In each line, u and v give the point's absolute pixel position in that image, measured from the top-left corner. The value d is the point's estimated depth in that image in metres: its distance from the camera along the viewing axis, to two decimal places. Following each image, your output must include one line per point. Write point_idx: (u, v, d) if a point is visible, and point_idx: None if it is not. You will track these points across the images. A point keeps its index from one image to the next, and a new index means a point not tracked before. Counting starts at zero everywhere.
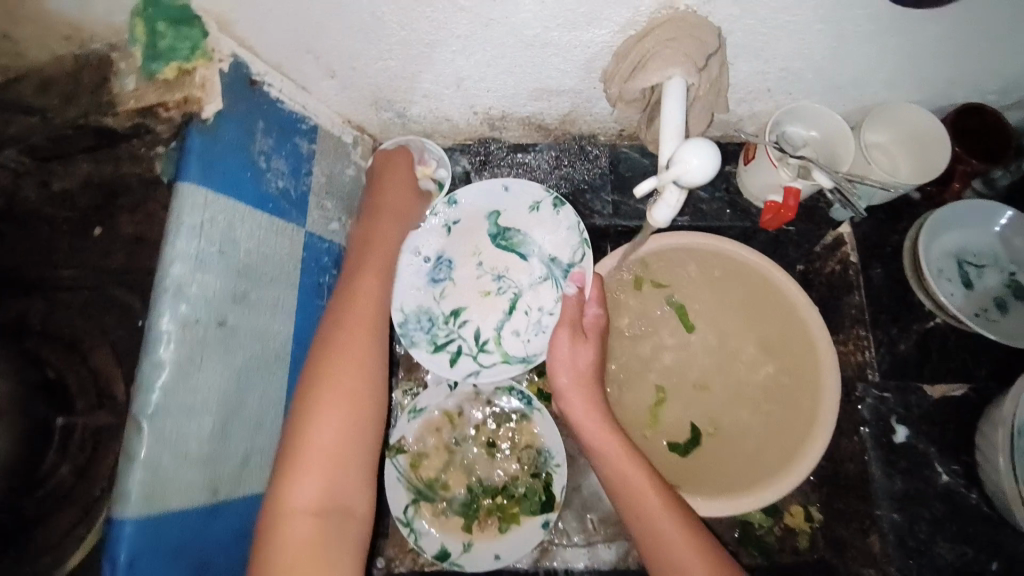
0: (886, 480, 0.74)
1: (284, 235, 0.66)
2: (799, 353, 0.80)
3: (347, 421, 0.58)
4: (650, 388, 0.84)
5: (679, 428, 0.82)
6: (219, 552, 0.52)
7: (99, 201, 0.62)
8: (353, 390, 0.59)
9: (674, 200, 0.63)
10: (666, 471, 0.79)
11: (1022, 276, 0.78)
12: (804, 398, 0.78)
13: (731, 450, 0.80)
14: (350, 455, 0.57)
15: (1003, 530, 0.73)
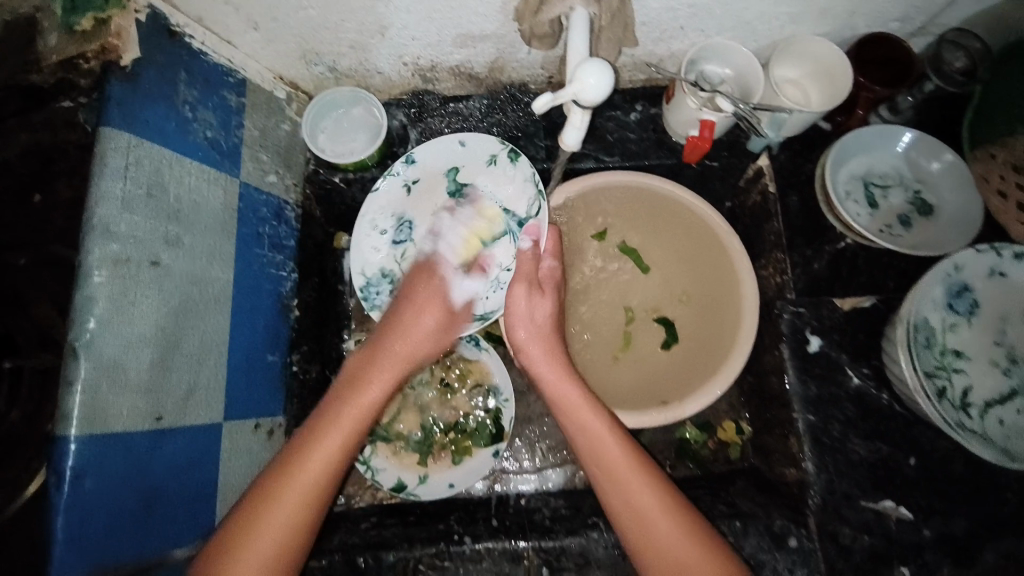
0: (801, 386, 0.83)
1: (218, 184, 0.70)
2: (717, 259, 0.87)
3: (322, 484, 0.61)
4: (618, 313, 0.90)
5: (652, 343, 0.88)
6: (170, 473, 0.60)
7: (36, 167, 0.66)
8: (341, 452, 0.63)
9: (578, 122, 0.61)
10: (660, 387, 0.85)
11: (926, 194, 0.84)
12: (729, 294, 0.85)
13: (695, 340, 0.87)
14: (308, 531, 0.61)
15: (917, 427, 0.81)
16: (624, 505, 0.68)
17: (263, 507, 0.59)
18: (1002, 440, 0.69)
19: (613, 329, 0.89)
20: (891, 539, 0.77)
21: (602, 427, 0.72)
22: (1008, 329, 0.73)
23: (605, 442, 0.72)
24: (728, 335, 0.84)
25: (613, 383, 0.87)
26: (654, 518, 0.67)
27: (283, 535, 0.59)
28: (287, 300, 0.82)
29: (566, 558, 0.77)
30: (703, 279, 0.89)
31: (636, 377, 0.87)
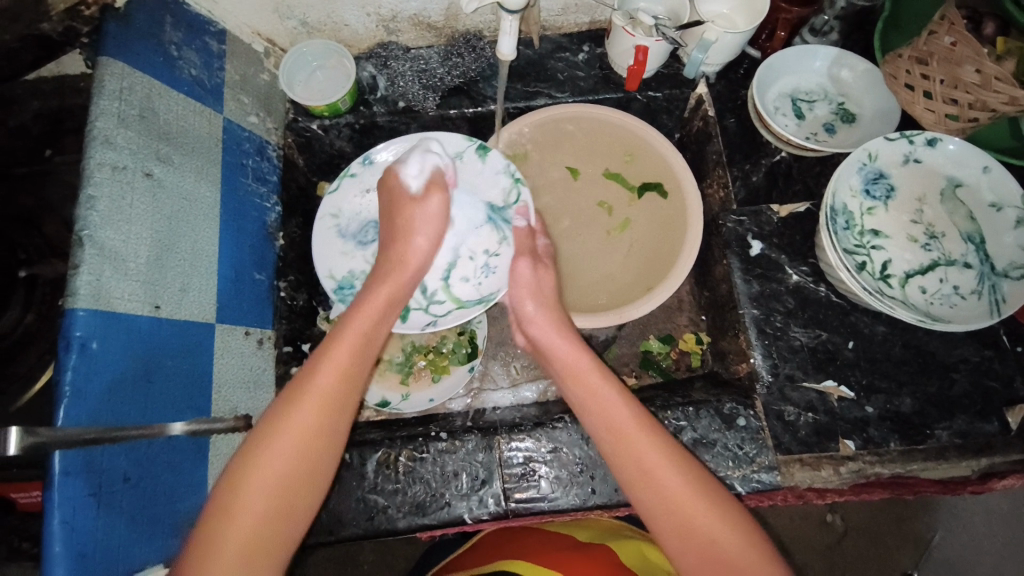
0: (745, 285, 0.90)
1: (202, 116, 0.80)
2: (640, 149, 0.99)
3: (324, 419, 0.64)
4: (598, 212, 1.00)
5: (641, 223, 0.98)
6: (167, 356, 0.67)
7: (49, 128, 0.85)
8: (333, 394, 0.66)
9: (511, 30, 0.74)
10: (664, 252, 0.95)
11: (848, 104, 0.93)
12: (660, 165, 0.98)
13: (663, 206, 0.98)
14: (317, 468, 0.63)
15: (855, 313, 0.87)
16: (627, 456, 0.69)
17: (267, 444, 0.62)
18: (923, 305, 0.76)
19: (603, 221, 0.99)
20: (834, 416, 0.82)
21: (602, 385, 0.74)
22: (925, 209, 0.80)
23: (604, 397, 0.73)
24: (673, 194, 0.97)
25: (606, 273, 0.97)
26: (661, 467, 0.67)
27: (292, 468, 0.61)
28: (273, 229, 0.91)
29: (533, 448, 0.82)
30: (636, 171, 1.00)
31: (637, 244, 0.97)
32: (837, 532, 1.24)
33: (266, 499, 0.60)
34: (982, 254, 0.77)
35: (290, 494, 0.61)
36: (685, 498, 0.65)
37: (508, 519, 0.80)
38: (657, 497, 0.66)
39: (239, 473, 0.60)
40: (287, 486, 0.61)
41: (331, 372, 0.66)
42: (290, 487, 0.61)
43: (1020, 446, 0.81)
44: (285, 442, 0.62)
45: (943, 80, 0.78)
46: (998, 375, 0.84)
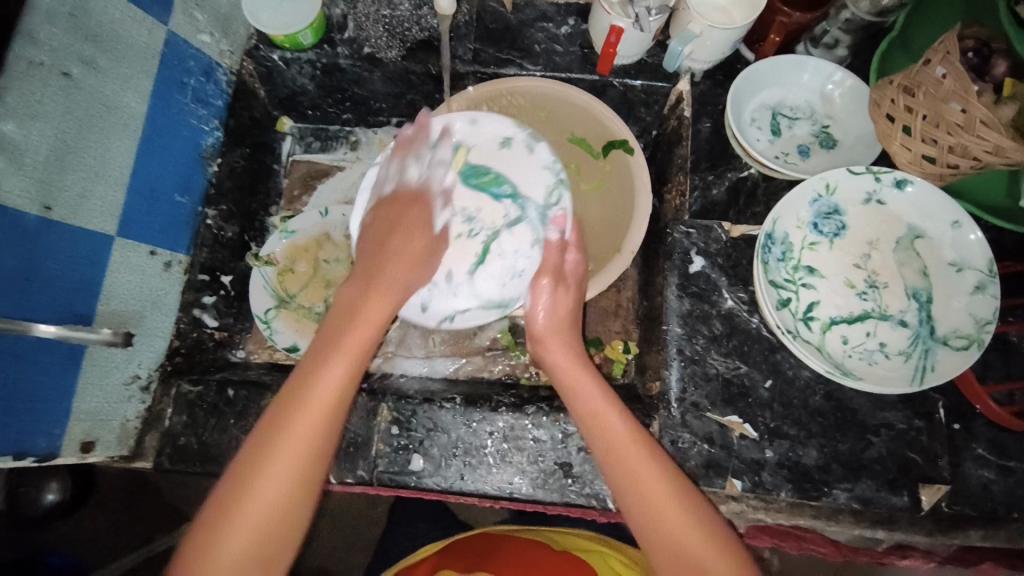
0: (676, 301, 0.85)
1: (143, 25, 0.77)
2: (591, 121, 0.93)
3: (318, 437, 0.64)
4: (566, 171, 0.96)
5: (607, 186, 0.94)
6: (50, 259, 0.67)
7: None
8: (327, 409, 0.65)
9: None
10: (623, 220, 0.90)
11: (832, 128, 0.85)
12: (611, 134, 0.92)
13: (620, 175, 0.92)
14: (312, 476, 0.64)
15: (781, 352, 0.81)
16: (630, 466, 0.69)
17: (261, 461, 0.62)
18: (840, 356, 0.70)
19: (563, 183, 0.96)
20: (729, 452, 0.78)
21: (601, 396, 0.75)
22: (873, 255, 0.73)
23: (595, 398, 0.75)
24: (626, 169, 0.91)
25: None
26: (648, 477, 0.69)
27: (283, 481, 0.62)
28: (209, 153, 0.90)
29: (414, 424, 0.81)
30: (593, 138, 0.94)
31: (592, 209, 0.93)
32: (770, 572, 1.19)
33: (259, 505, 0.61)
34: (924, 315, 0.70)
35: (283, 508, 0.62)
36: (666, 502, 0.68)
37: (374, 487, 0.79)
38: (656, 534, 0.67)
39: (229, 483, 0.62)
40: (281, 496, 0.62)
41: (330, 382, 0.66)
42: (282, 500, 0.62)
43: (926, 527, 0.75)
44: (265, 484, 0.62)
45: (925, 116, 0.69)
46: (923, 450, 0.77)
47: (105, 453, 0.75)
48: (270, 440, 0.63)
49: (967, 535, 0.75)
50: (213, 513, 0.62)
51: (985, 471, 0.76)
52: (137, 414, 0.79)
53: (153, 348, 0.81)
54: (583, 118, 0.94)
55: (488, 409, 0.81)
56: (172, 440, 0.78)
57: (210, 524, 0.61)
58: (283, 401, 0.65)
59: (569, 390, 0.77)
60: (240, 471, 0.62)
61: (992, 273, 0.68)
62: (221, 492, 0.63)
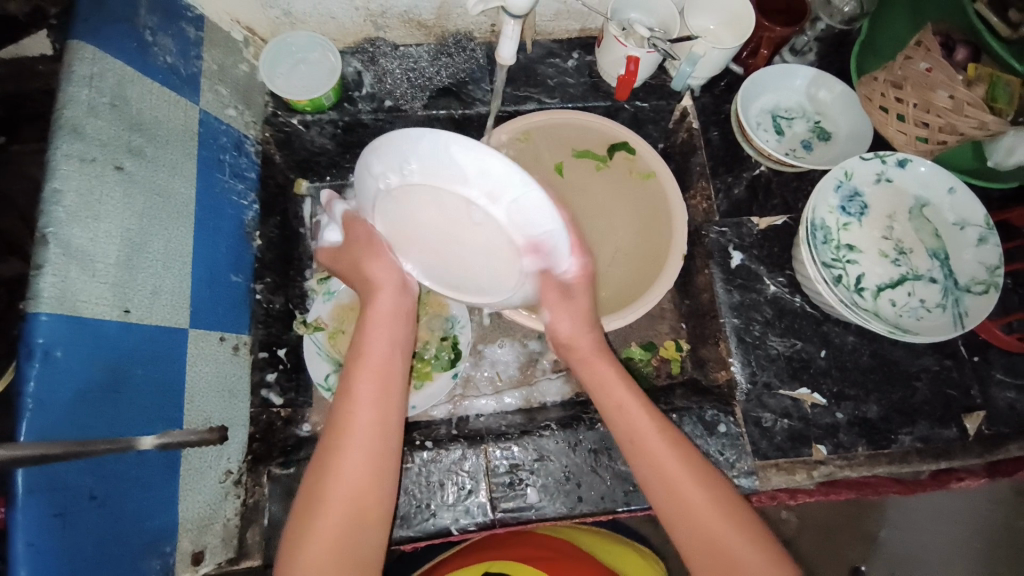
0: (726, 295, 0.92)
1: (177, 107, 0.76)
2: (594, 134, 1.00)
3: (378, 434, 0.68)
4: (598, 176, 1.01)
5: (636, 180, 1.00)
6: (136, 365, 0.63)
7: None
8: (380, 418, 0.69)
9: (513, 33, 0.71)
10: (665, 204, 0.97)
11: (824, 122, 0.98)
12: (620, 139, 1.00)
13: (645, 169, 0.99)
14: (384, 461, 0.67)
15: (826, 323, 0.91)
16: (644, 448, 0.71)
17: (325, 473, 0.65)
18: (893, 317, 0.80)
19: (600, 198, 1.01)
20: (807, 422, 0.86)
21: (626, 396, 0.75)
22: (895, 226, 0.85)
23: (629, 400, 0.75)
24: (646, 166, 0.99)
25: (603, 244, 0.99)
26: (671, 461, 0.70)
27: (360, 473, 0.65)
28: (250, 227, 0.87)
29: (520, 457, 0.82)
30: (602, 147, 1.01)
31: (630, 215, 1.00)
32: (791, 528, 1.32)
33: (332, 512, 0.63)
34: (947, 270, 0.82)
35: (360, 503, 0.64)
36: (697, 501, 0.67)
37: (495, 528, 0.80)
38: (699, 535, 0.66)
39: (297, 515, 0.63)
40: (355, 503, 0.64)
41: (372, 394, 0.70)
42: (363, 504, 0.65)
43: (977, 450, 0.86)
44: (351, 468, 0.65)
45: (916, 104, 0.83)
46: (957, 385, 0.89)
47: (213, 561, 0.70)
48: (337, 447, 0.66)
49: (1009, 449, 0.87)
50: (290, 537, 0.63)
51: (1008, 392, 0.89)
52: (234, 511, 0.74)
53: (237, 439, 0.76)
54: (585, 133, 1.00)
55: (585, 428, 0.84)
56: (279, 529, 0.74)
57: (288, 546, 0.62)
58: (332, 423, 0.68)
59: (604, 395, 0.77)
60: (322, 453, 0.66)
61: (992, 226, 0.82)
62: (306, 485, 0.66)
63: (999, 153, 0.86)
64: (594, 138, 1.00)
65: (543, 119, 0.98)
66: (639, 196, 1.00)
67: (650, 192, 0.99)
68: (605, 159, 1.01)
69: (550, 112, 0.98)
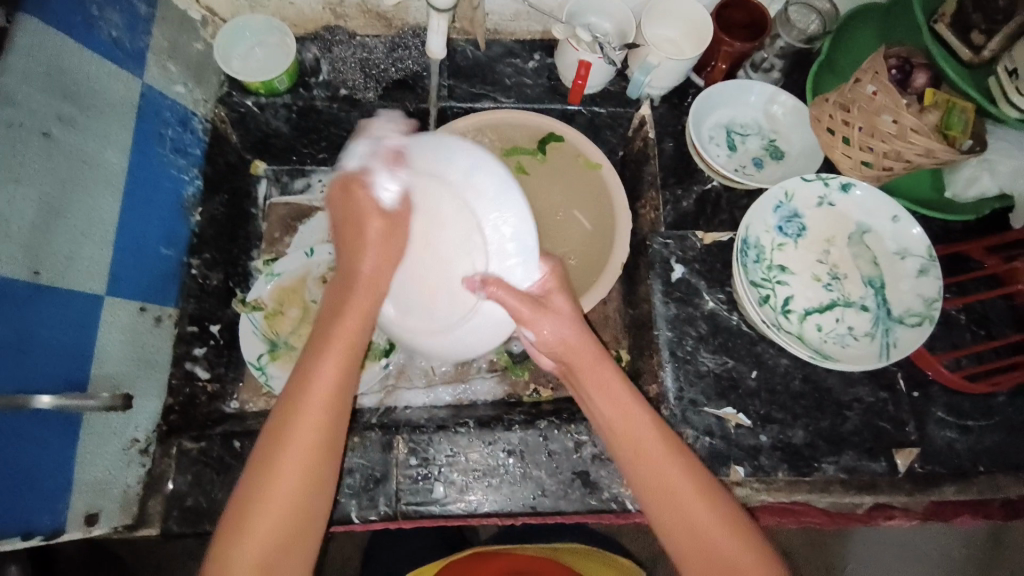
0: (663, 307, 0.91)
1: (118, 79, 0.76)
2: (529, 130, 0.98)
3: (317, 454, 0.63)
4: (545, 169, 0.99)
5: (579, 171, 0.98)
6: (39, 327, 0.64)
7: None
8: (323, 426, 0.64)
9: (441, 30, 0.74)
10: (609, 196, 0.96)
11: (777, 141, 0.96)
12: (553, 133, 0.97)
13: (582, 161, 0.98)
14: (322, 477, 0.64)
15: (760, 344, 0.89)
16: (644, 454, 0.69)
17: (260, 484, 0.61)
18: (818, 342, 0.79)
19: (549, 192, 0.99)
20: (729, 441, 0.85)
21: (633, 412, 0.70)
22: (831, 250, 0.83)
23: (634, 421, 0.70)
24: (584, 160, 0.97)
25: (553, 240, 0.98)
26: (681, 491, 0.67)
27: (295, 486, 0.62)
28: (190, 203, 0.88)
29: (432, 452, 0.82)
30: (539, 140, 0.98)
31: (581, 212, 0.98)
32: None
33: (267, 524, 0.61)
34: (880, 299, 0.80)
35: (298, 506, 0.62)
36: (699, 511, 0.67)
37: (399, 520, 0.80)
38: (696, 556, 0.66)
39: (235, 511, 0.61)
40: (291, 509, 0.62)
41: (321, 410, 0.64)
42: (292, 517, 0.62)
43: (906, 487, 0.84)
44: (287, 481, 0.62)
45: (861, 128, 0.80)
46: (891, 418, 0.86)
47: (109, 524, 0.71)
48: (277, 450, 0.62)
49: (941, 490, 0.85)
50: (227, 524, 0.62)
51: (948, 431, 0.87)
52: (138, 480, 0.75)
53: (147, 410, 0.77)
54: (521, 127, 0.98)
55: (501, 428, 0.83)
56: (179, 501, 0.74)
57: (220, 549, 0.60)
58: (280, 425, 0.64)
59: (609, 419, 0.71)
60: (262, 454, 0.63)
61: (932, 258, 0.80)
62: (244, 484, 0.63)
63: (961, 183, 0.88)
64: (531, 133, 0.98)
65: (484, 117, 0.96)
66: (585, 189, 0.98)
67: (596, 183, 0.97)
68: (558, 147, 0.98)
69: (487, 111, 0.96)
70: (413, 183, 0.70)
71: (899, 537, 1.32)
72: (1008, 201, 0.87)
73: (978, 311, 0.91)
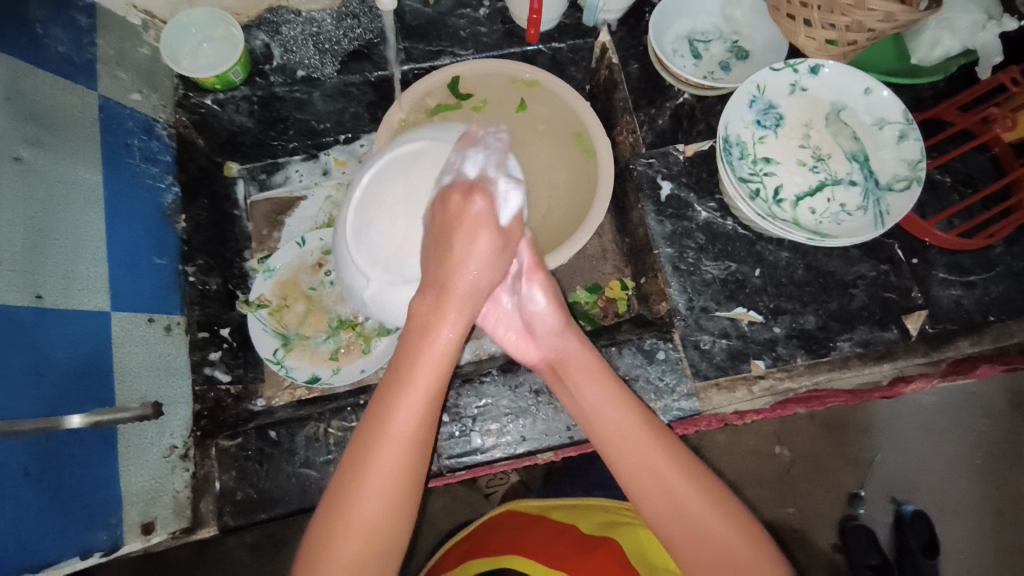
0: (659, 226, 0.92)
1: (73, 94, 0.76)
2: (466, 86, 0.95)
3: (405, 469, 0.62)
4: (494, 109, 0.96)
5: (529, 97, 0.96)
6: (56, 348, 0.65)
7: None
8: (419, 424, 0.62)
9: None
10: (573, 114, 0.94)
11: (741, 41, 0.96)
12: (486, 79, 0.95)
13: (517, 92, 0.96)
14: (405, 487, 0.62)
15: (760, 242, 0.91)
16: (627, 459, 0.69)
17: (369, 451, 0.61)
18: (814, 224, 0.81)
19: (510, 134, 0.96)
20: (746, 339, 0.87)
21: (605, 394, 0.71)
22: (812, 133, 0.84)
23: (603, 397, 0.71)
24: (524, 93, 0.96)
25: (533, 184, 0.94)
26: (666, 469, 0.67)
27: (381, 506, 0.61)
28: (172, 211, 0.89)
29: (463, 405, 0.83)
30: (478, 89, 0.95)
31: (559, 129, 0.96)
32: (784, 462, 1.35)
33: (359, 533, 0.60)
34: (867, 171, 0.82)
35: (379, 526, 0.61)
36: (693, 503, 0.66)
37: (444, 475, 0.82)
38: (686, 530, 0.65)
39: (328, 508, 0.61)
40: (379, 520, 0.61)
41: (412, 409, 0.62)
42: (379, 526, 0.61)
43: (921, 349, 0.87)
44: (373, 493, 0.60)
45: (820, 6, 0.78)
46: (895, 287, 0.89)
47: (166, 530, 0.73)
48: (360, 472, 0.61)
49: (958, 345, 0.88)
50: (313, 543, 0.60)
51: (952, 289, 0.89)
52: (184, 484, 0.76)
53: (179, 415, 0.79)
54: (463, 84, 0.94)
55: (524, 370, 0.85)
56: (229, 497, 0.75)
57: (318, 530, 0.60)
58: (360, 437, 0.62)
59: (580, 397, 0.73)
60: (346, 467, 0.61)
61: (910, 121, 0.81)
62: (330, 501, 0.61)
63: (924, 48, 0.87)
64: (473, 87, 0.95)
65: (432, 80, 0.91)
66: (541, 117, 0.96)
67: (552, 107, 0.95)
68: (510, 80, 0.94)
69: (433, 74, 0.92)
70: (425, 168, 0.67)
71: (919, 420, 1.38)
72: (974, 55, 0.88)
73: (961, 171, 0.92)
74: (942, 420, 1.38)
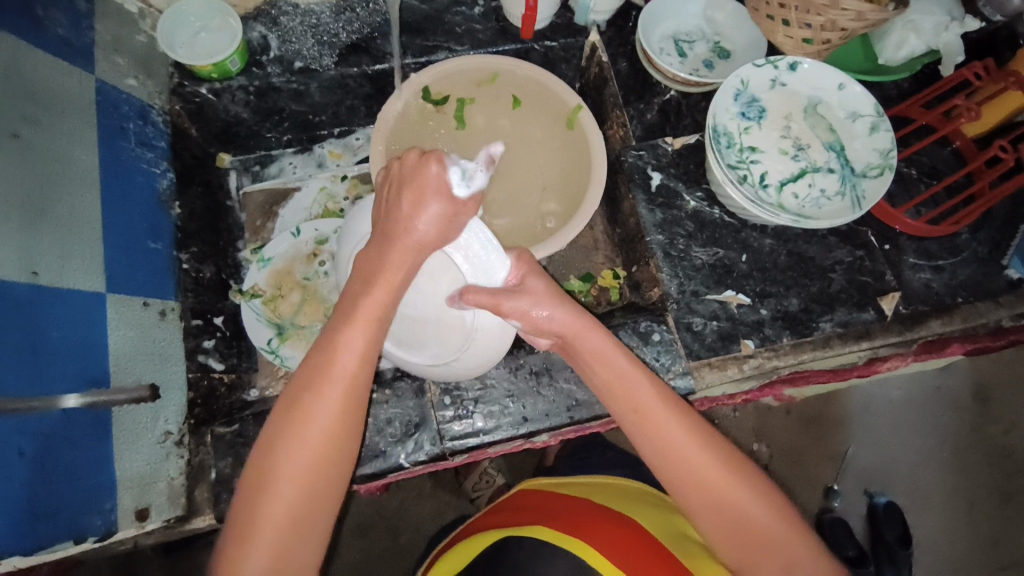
0: (649, 214, 0.95)
1: (72, 76, 0.75)
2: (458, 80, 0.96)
3: (340, 416, 0.60)
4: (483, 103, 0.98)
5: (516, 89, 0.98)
6: (52, 327, 0.63)
7: None
8: (345, 399, 0.60)
9: None
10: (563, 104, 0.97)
11: (722, 42, 1.02)
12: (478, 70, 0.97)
13: (508, 87, 0.98)
14: (341, 433, 0.60)
15: (745, 230, 0.95)
16: (670, 461, 0.66)
17: (301, 398, 0.60)
18: (796, 208, 0.86)
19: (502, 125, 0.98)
20: (734, 321, 0.90)
21: (649, 390, 0.69)
22: (792, 125, 0.90)
23: (642, 390, 0.69)
24: (512, 87, 0.98)
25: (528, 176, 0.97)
26: (706, 463, 0.66)
27: (313, 450, 0.59)
28: (166, 197, 0.88)
29: (463, 388, 0.84)
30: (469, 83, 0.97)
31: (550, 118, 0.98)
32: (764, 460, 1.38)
33: (285, 482, 0.58)
34: (843, 159, 0.87)
35: (314, 472, 0.59)
36: (726, 487, 0.66)
37: (445, 458, 0.82)
38: (722, 516, 0.66)
39: (260, 458, 0.59)
40: (311, 470, 0.59)
41: (353, 347, 0.62)
42: (310, 473, 0.59)
43: (896, 329, 0.92)
44: (305, 440, 0.58)
45: (797, 7, 0.84)
46: (870, 272, 0.94)
47: (161, 518, 0.71)
48: (293, 416, 0.59)
49: (929, 325, 0.93)
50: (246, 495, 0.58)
51: (921, 274, 0.95)
52: (178, 471, 0.75)
53: (174, 401, 0.77)
54: (459, 79, 0.96)
55: (523, 352, 0.86)
56: (226, 484, 0.73)
57: (253, 477, 0.59)
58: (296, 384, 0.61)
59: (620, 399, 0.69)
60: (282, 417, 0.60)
61: (880, 114, 0.87)
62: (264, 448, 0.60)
63: (891, 48, 0.94)
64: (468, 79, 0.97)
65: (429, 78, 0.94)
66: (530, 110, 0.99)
67: (542, 98, 0.98)
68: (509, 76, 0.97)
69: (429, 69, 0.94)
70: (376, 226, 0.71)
71: (894, 412, 1.44)
72: (938, 54, 0.94)
73: (926, 164, 0.99)
74: (915, 410, 1.44)
